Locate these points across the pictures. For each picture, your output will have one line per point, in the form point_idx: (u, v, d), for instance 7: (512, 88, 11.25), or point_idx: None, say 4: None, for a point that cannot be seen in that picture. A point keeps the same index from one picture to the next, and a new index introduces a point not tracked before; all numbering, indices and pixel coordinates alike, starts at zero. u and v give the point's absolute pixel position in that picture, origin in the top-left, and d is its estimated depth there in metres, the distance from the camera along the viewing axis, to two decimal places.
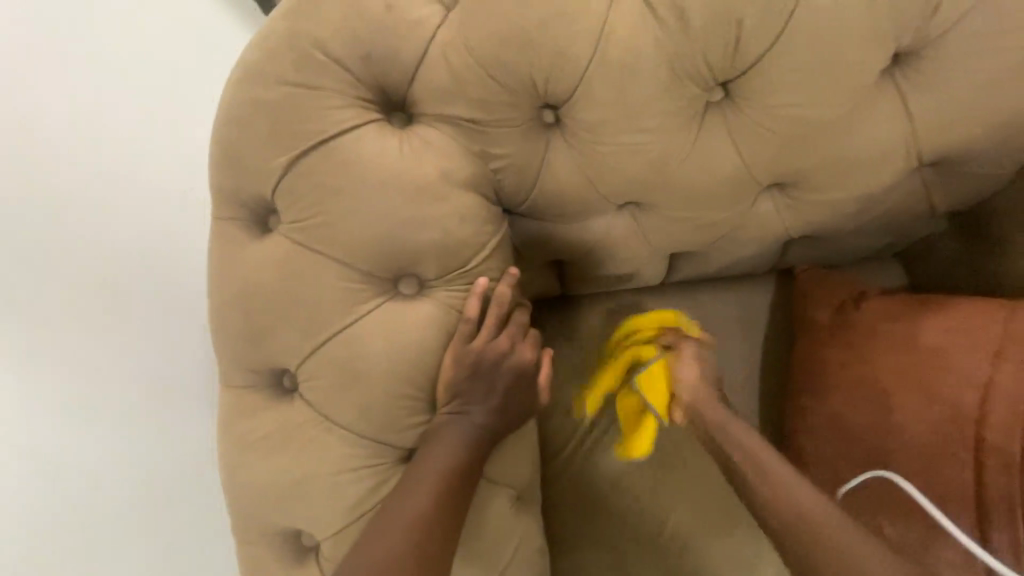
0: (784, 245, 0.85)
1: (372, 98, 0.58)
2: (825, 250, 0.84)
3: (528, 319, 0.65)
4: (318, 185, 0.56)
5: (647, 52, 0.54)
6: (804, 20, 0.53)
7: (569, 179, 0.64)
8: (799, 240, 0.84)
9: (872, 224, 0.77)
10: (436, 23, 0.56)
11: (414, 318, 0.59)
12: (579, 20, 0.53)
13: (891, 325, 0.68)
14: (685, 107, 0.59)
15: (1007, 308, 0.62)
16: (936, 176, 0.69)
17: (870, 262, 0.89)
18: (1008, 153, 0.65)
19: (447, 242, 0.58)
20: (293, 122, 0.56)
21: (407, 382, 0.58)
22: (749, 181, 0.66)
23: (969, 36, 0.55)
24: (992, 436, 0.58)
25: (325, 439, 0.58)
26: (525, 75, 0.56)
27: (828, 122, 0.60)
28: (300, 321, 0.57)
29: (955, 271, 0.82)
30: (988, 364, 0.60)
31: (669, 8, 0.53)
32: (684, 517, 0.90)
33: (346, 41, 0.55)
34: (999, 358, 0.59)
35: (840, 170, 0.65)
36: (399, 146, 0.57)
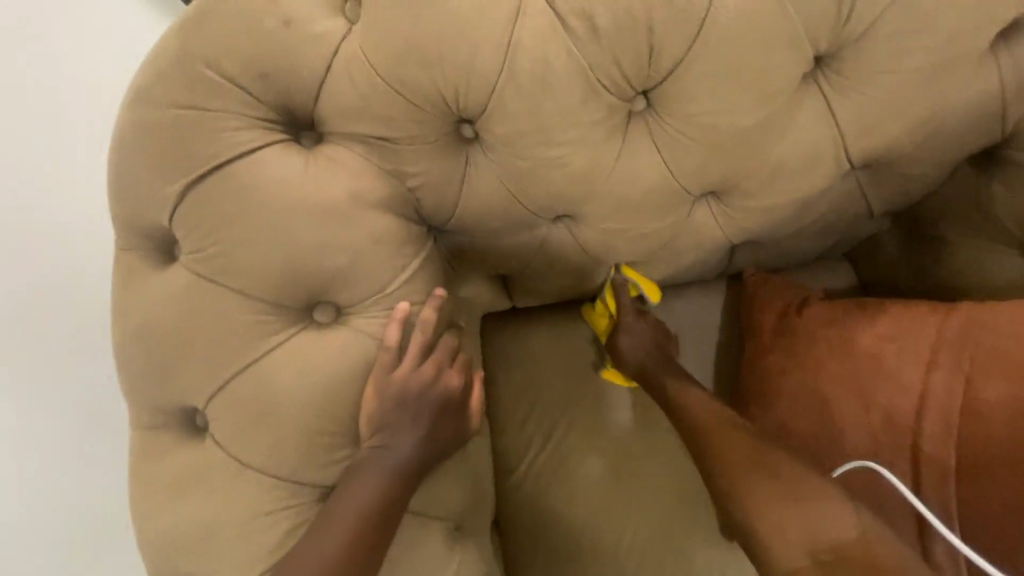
0: (729, 252, 0.82)
1: (275, 117, 0.55)
2: (771, 254, 0.82)
3: (457, 343, 0.61)
4: (217, 212, 0.53)
5: (559, 63, 0.52)
6: (716, 27, 0.52)
7: (494, 194, 0.62)
8: (743, 246, 0.81)
9: (813, 228, 0.76)
10: (338, 38, 0.52)
11: (329, 347, 0.56)
12: (486, 31, 0.51)
13: (833, 331, 0.66)
14: (605, 117, 0.57)
15: (940, 312, 0.61)
16: (870, 179, 0.68)
17: (817, 265, 0.86)
18: (937, 153, 0.64)
19: (361, 266, 0.55)
20: (189, 146, 0.53)
21: (324, 415, 0.55)
22: (679, 190, 0.64)
23: (887, 37, 0.54)
24: (928, 445, 0.57)
25: (237, 480, 0.55)
26: (435, 89, 0.53)
27: (752, 128, 0.58)
28: (206, 356, 0.54)
29: (898, 273, 0.80)
30: (922, 371, 0.59)
31: (578, 16, 0.51)
32: (641, 532, 0.87)
33: (242, 59, 0.52)
34: (934, 365, 0.58)
35: (769, 175, 0.64)
36: (304, 167, 0.54)
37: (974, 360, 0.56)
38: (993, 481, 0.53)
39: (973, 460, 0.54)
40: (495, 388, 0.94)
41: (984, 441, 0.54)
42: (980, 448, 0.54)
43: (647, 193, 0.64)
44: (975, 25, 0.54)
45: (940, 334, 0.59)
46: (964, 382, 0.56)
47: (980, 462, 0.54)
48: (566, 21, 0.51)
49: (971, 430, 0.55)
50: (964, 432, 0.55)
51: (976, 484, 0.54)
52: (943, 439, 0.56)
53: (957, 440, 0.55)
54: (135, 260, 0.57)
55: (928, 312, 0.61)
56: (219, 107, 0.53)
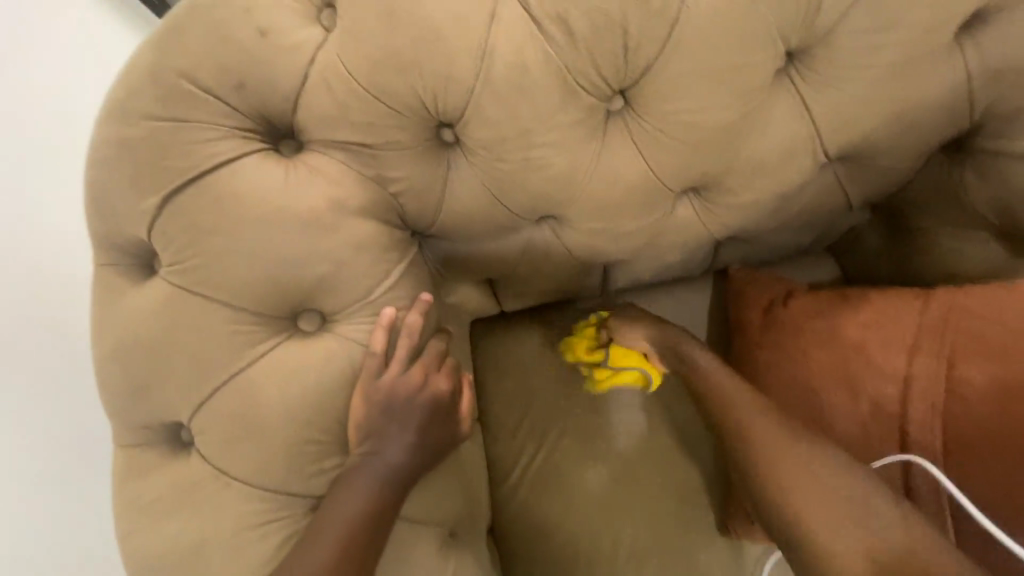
0: (714, 248, 0.83)
1: (253, 126, 0.55)
2: (755, 249, 0.83)
3: (445, 346, 0.61)
4: (196, 224, 0.52)
5: (535, 65, 0.53)
6: (689, 26, 0.52)
7: (476, 197, 0.62)
8: (728, 241, 0.82)
9: (794, 222, 0.77)
10: (314, 46, 0.53)
11: (315, 356, 0.55)
12: (460, 36, 0.51)
13: (818, 322, 0.66)
14: (584, 118, 0.57)
15: (921, 298, 0.61)
16: (848, 171, 0.69)
17: (802, 259, 0.87)
18: (911, 144, 0.65)
19: (345, 274, 0.55)
20: (166, 158, 0.52)
21: (312, 425, 0.54)
22: (661, 188, 0.65)
23: (856, 32, 0.55)
24: (915, 430, 0.57)
25: (224, 494, 0.54)
26: (413, 95, 0.54)
27: (728, 124, 0.59)
28: (187, 369, 0.53)
29: (881, 264, 0.81)
30: (906, 358, 0.59)
31: (552, 19, 0.51)
32: (638, 532, 0.87)
33: (217, 70, 0.52)
34: (919, 353, 0.58)
35: (748, 171, 0.65)
36: (284, 176, 0.54)
37: (956, 344, 0.57)
38: (981, 462, 0.54)
39: (961, 443, 0.55)
40: (487, 393, 0.93)
41: (970, 424, 0.54)
42: (967, 429, 0.55)
43: (629, 193, 0.64)
44: (943, 16, 0.55)
45: (921, 321, 0.59)
46: (948, 366, 0.56)
47: (969, 445, 0.54)
48: (542, 22, 0.51)
49: (957, 413, 0.55)
50: (950, 415, 0.56)
51: (966, 466, 0.54)
52: (930, 423, 0.57)
53: (944, 422, 0.56)
54: (114, 274, 0.56)
55: (910, 299, 0.62)
56: (195, 118, 0.53)
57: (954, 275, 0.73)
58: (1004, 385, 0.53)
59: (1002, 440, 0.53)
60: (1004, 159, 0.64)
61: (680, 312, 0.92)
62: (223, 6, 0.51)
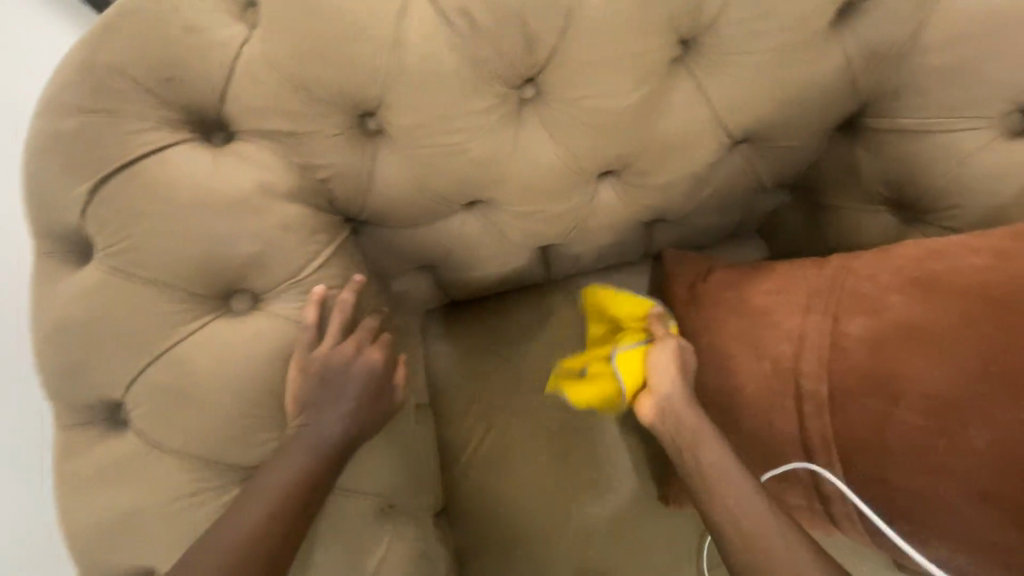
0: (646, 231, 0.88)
1: (184, 118, 0.58)
2: (684, 232, 0.88)
3: (376, 325, 0.65)
4: (126, 210, 0.55)
5: (445, 55, 0.57)
6: (583, 17, 0.57)
7: (403, 183, 0.66)
8: (659, 224, 0.86)
9: (715, 203, 0.82)
10: (238, 42, 0.56)
11: (246, 332, 0.58)
12: (373, 28, 0.55)
13: (732, 293, 0.72)
14: (496, 105, 0.62)
15: (815, 266, 0.67)
16: (755, 153, 0.75)
17: (732, 241, 0.93)
18: (807, 126, 0.71)
19: (273, 255, 0.59)
20: (97, 147, 0.55)
21: (242, 398, 0.57)
22: (578, 171, 0.69)
23: (740, 21, 0.60)
24: (807, 382, 0.62)
25: (161, 466, 0.57)
26: (333, 85, 0.58)
27: (632, 109, 0.64)
28: (121, 346, 0.56)
29: (800, 243, 0.87)
30: (801, 316, 0.64)
31: (457, 12, 0.55)
32: (584, 506, 0.91)
33: (144, 64, 0.55)
34: (812, 312, 0.64)
35: (658, 154, 0.70)
36: (212, 164, 0.57)
37: (840, 301, 0.62)
38: (862, 406, 0.58)
39: (844, 390, 0.59)
40: (436, 380, 0.96)
41: (851, 370, 0.59)
42: (850, 378, 0.59)
43: (548, 176, 0.69)
44: (816, 5, 0.60)
45: (815, 283, 0.65)
46: (833, 321, 0.62)
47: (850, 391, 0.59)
48: (447, 15, 0.56)
49: (840, 363, 0.60)
50: (835, 366, 0.60)
51: (848, 412, 0.59)
52: (819, 375, 0.61)
53: (830, 372, 0.60)
54: (52, 261, 0.59)
55: (809, 266, 0.67)
56: (125, 110, 0.56)
57: (864, 246, 0.77)
58: (878, 332, 0.58)
59: (878, 384, 0.57)
60: (886, 134, 0.69)
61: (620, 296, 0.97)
62: (149, 4, 0.55)
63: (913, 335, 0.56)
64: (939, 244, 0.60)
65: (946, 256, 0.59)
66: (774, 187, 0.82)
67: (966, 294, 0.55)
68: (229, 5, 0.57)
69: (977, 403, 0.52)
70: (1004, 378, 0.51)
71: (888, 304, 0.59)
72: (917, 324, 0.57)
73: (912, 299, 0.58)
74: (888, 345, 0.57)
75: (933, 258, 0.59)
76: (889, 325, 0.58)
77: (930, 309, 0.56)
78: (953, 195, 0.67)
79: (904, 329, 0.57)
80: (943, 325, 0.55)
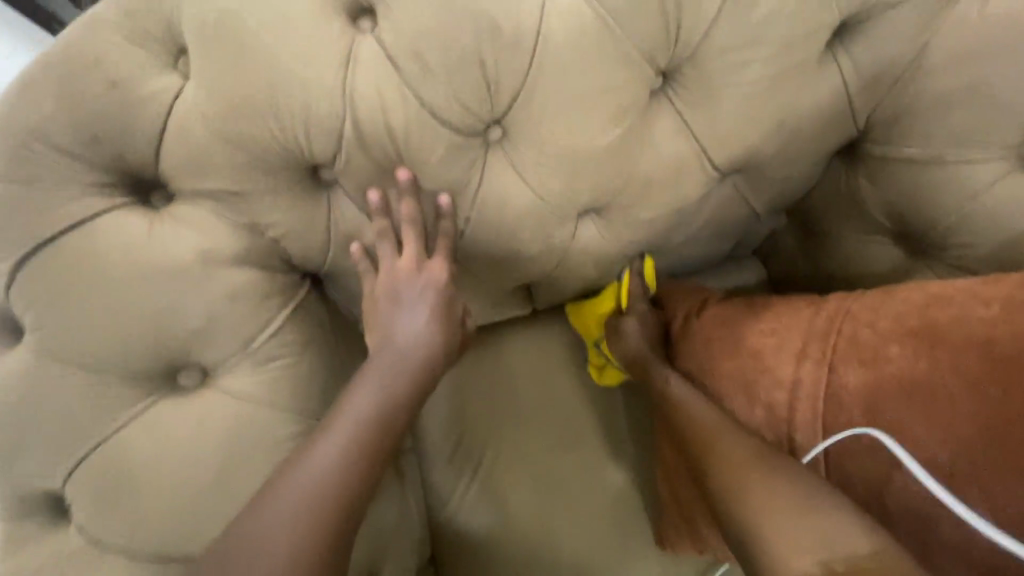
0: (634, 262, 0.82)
1: (116, 181, 0.53)
2: (674, 262, 0.82)
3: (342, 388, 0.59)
4: (54, 287, 0.50)
5: (398, 103, 0.52)
6: (549, 54, 0.52)
7: (363, 235, 0.60)
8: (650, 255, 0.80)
9: (706, 233, 0.76)
10: (170, 96, 0.51)
11: (195, 410, 0.54)
12: (316, 77, 0.50)
13: (724, 331, 0.68)
14: (459, 151, 0.56)
15: (813, 307, 0.62)
16: (747, 182, 0.69)
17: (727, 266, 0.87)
18: (802, 154, 0.65)
19: (221, 326, 0.54)
20: (15, 219, 0.50)
21: (192, 484, 0.53)
22: (554, 213, 0.64)
23: (722, 50, 0.55)
24: (801, 436, 0.58)
25: (108, 561, 0.53)
26: (278, 139, 0.52)
27: (608, 147, 0.59)
28: (57, 435, 0.52)
29: (799, 269, 0.80)
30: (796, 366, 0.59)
31: (409, 56, 0.50)
32: (579, 553, 0.86)
33: (65, 125, 0.50)
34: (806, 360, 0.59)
35: (641, 191, 0.65)
36: (148, 231, 0.52)
37: (839, 349, 0.57)
38: (864, 468, 0.54)
39: (843, 449, 0.55)
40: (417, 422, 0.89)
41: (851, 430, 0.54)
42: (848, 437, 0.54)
43: (522, 219, 0.63)
44: (805, 29, 0.55)
45: (811, 326, 0.60)
46: (831, 371, 0.57)
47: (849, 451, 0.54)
48: (397, 58, 0.50)
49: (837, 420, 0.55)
50: (833, 423, 0.56)
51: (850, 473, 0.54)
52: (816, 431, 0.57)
53: (822, 427, 0.56)
54: None
55: (804, 306, 0.63)
56: (48, 176, 0.50)
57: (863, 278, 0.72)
58: (875, 387, 0.54)
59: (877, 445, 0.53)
60: (888, 162, 0.63)
61: None
62: (68, 59, 0.49)
63: (917, 393, 0.52)
64: (945, 289, 0.56)
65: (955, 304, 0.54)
66: (770, 213, 0.76)
67: (975, 348, 0.51)
68: (160, 55, 0.52)
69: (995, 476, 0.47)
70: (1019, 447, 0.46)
71: (886, 355, 0.54)
72: (923, 381, 0.52)
73: (915, 351, 0.53)
74: (889, 403, 0.53)
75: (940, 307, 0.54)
76: (891, 381, 0.53)
77: (938, 364, 0.51)
78: (957, 229, 0.62)
79: (903, 380, 0.53)
80: (950, 383, 0.50)
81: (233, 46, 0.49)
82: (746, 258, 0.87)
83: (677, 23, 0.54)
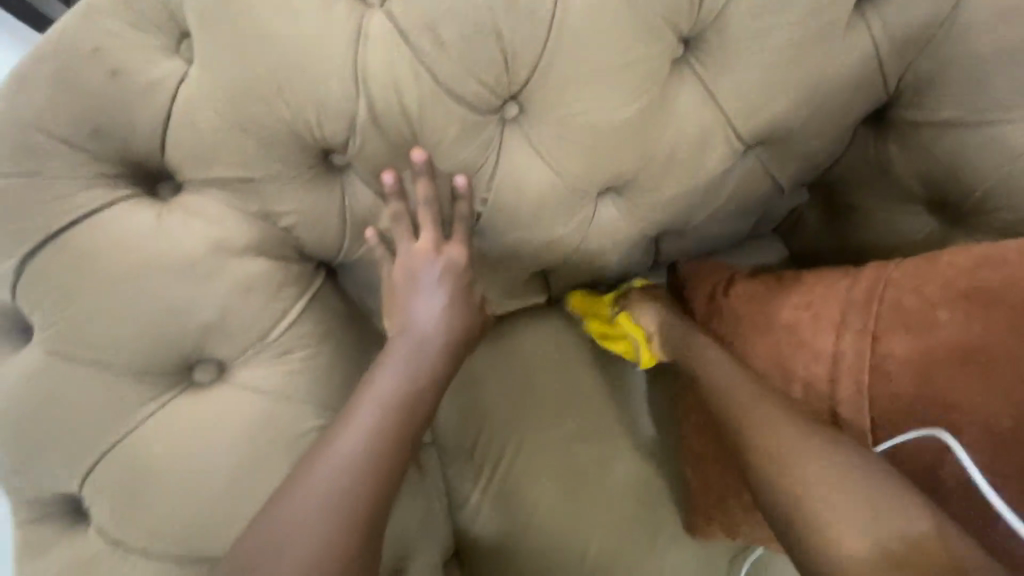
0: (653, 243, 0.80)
1: (121, 172, 0.51)
2: (695, 242, 0.80)
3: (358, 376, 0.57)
4: (61, 284, 0.49)
5: (412, 80, 0.50)
6: (568, 23, 0.49)
7: (378, 221, 0.58)
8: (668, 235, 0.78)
9: (728, 211, 0.74)
10: (174, 81, 0.49)
11: (213, 407, 0.53)
12: (326, 55, 0.48)
13: (755, 309, 0.65)
14: (475, 130, 0.54)
15: (848, 277, 0.60)
16: (771, 155, 0.67)
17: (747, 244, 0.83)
18: (831, 122, 0.62)
19: (236, 319, 0.53)
20: (17, 215, 0.48)
21: (212, 483, 0.51)
22: (574, 192, 0.62)
23: (748, 13, 0.53)
24: (845, 408, 0.56)
25: (129, 564, 0.51)
26: (288, 123, 0.50)
27: (630, 121, 0.56)
28: (73, 437, 0.50)
29: (824, 245, 0.77)
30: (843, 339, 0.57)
31: (422, 29, 0.48)
32: (606, 544, 0.83)
33: (66, 115, 0.48)
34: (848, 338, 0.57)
35: (663, 166, 0.62)
36: (156, 223, 0.50)
37: (889, 319, 0.55)
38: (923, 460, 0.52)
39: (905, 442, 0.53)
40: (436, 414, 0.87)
41: (903, 403, 0.53)
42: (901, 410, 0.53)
43: (541, 200, 0.61)
44: None
45: (849, 296, 0.59)
46: (882, 343, 0.55)
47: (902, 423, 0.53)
48: (409, 31, 0.48)
49: (887, 392, 0.54)
50: (881, 393, 0.54)
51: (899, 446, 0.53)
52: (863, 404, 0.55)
53: (868, 397, 0.55)
54: None
55: (839, 278, 0.61)
56: (51, 169, 0.48)
57: (892, 251, 0.70)
58: (929, 359, 0.52)
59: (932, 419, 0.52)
60: (920, 127, 0.61)
61: None
62: (62, 43, 0.47)
63: (975, 366, 0.51)
64: (990, 249, 0.54)
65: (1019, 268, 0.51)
66: (794, 188, 0.74)
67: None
68: (161, 38, 0.49)
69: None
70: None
71: (942, 327, 0.52)
72: (982, 354, 0.50)
73: (976, 323, 0.51)
74: (945, 377, 0.52)
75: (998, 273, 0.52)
76: (947, 354, 0.52)
77: (990, 327, 0.51)
78: (996, 194, 0.60)
79: (956, 347, 0.52)
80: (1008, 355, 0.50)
81: (237, 25, 0.47)
82: (767, 235, 0.84)
83: None
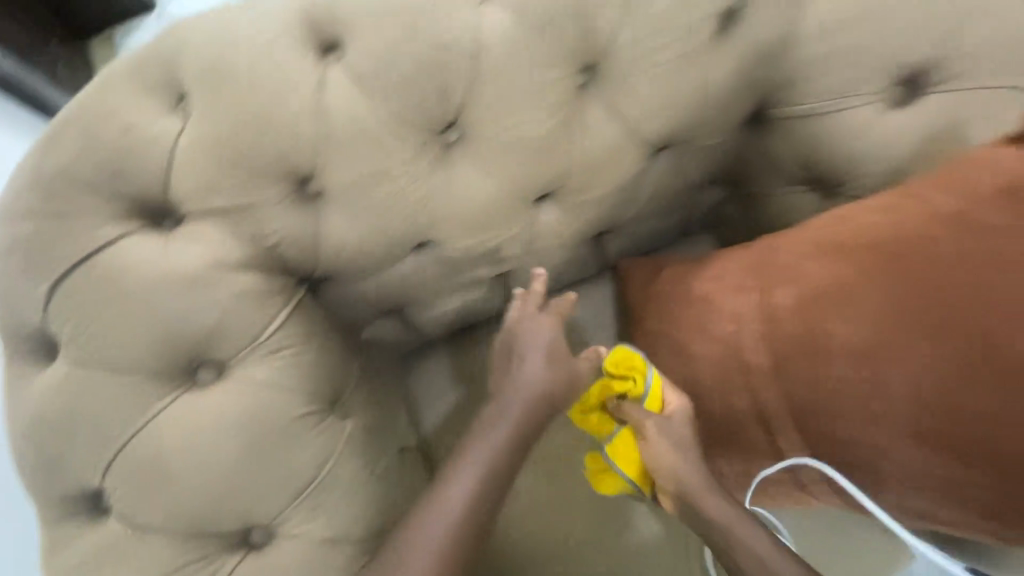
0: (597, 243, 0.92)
1: (132, 210, 0.61)
2: (632, 238, 0.92)
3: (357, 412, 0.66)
4: (84, 303, 0.58)
5: (366, 117, 0.62)
6: (486, 64, 0.63)
7: (350, 236, 0.69)
8: (608, 234, 0.90)
9: (653, 207, 0.86)
10: (175, 132, 0.61)
11: (213, 403, 0.60)
12: (296, 103, 0.61)
13: (678, 285, 0.76)
14: (423, 152, 0.66)
15: (746, 246, 0.71)
16: (679, 156, 0.80)
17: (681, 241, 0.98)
18: (719, 124, 0.76)
19: (231, 323, 0.62)
20: (52, 249, 0.59)
21: (216, 467, 0.59)
22: (514, 199, 0.74)
23: (631, 43, 0.66)
24: (751, 357, 0.64)
25: (143, 546, 0.58)
26: (267, 158, 0.62)
27: (549, 136, 0.69)
28: (93, 435, 0.58)
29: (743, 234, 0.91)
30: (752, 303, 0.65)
31: (371, 78, 0.61)
32: (582, 519, 0.91)
33: (90, 166, 0.60)
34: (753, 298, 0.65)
35: (585, 172, 0.75)
36: (163, 247, 0.61)
37: (785, 277, 0.63)
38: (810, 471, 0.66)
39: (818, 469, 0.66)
40: (421, 417, 0.96)
41: (799, 349, 0.60)
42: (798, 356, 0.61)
43: (487, 208, 0.73)
44: (697, 19, 0.66)
45: (746, 262, 0.68)
46: (778, 299, 0.63)
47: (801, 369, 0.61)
48: (361, 78, 0.61)
49: (784, 341, 0.62)
50: (776, 340, 0.62)
51: (798, 387, 0.61)
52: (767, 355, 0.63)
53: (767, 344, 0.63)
54: (17, 365, 0.61)
55: (740, 249, 0.71)
56: (76, 210, 0.60)
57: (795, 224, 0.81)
58: (815, 307, 0.60)
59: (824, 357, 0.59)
60: (789, 121, 0.74)
61: (587, 311, 1.00)
62: (91, 113, 0.61)
63: (852, 308, 0.57)
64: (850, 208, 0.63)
65: (885, 221, 0.59)
66: (707, 184, 0.88)
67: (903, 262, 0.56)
68: (162, 102, 0.62)
69: (915, 371, 0.54)
70: (940, 343, 0.53)
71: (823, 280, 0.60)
72: (857, 297, 0.57)
73: (850, 271, 0.58)
74: (829, 321, 0.59)
75: (868, 227, 0.60)
76: (831, 300, 0.59)
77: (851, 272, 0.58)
78: (858, 167, 0.72)
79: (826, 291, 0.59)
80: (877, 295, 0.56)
81: (227, 87, 0.60)
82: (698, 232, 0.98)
83: (591, 25, 0.64)
